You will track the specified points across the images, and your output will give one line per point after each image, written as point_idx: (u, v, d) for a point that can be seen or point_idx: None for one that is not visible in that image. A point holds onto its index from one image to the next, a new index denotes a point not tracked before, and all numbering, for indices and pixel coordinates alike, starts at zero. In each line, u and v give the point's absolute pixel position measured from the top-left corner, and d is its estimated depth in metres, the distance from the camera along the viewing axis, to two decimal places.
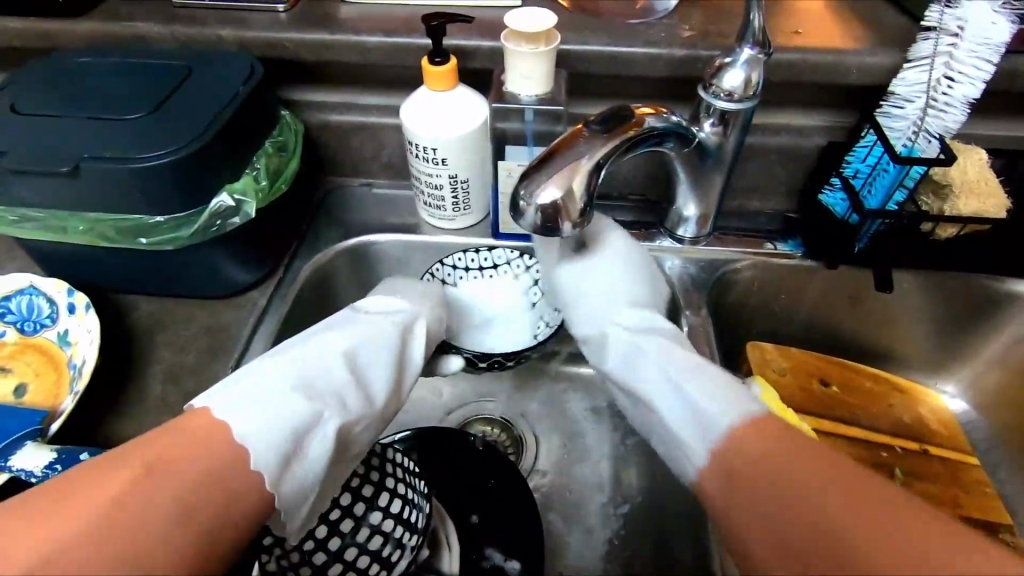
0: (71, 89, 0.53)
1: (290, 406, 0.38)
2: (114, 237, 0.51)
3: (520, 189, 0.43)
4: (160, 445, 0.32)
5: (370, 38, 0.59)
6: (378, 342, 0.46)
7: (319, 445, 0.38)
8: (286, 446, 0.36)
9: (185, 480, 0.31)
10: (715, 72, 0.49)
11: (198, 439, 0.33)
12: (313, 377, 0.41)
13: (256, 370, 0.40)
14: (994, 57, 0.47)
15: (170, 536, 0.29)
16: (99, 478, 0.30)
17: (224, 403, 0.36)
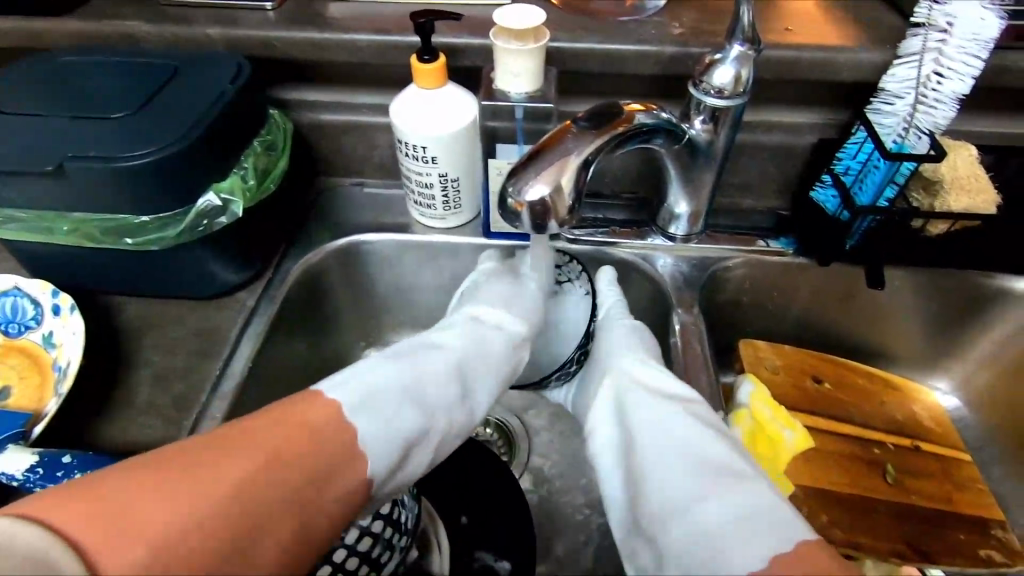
0: (56, 88, 0.53)
1: (415, 409, 0.40)
2: (100, 237, 0.51)
3: (507, 186, 0.42)
4: (271, 432, 0.33)
5: (360, 36, 0.58)
6: (496, 350, 0.49)
7: (422, 454, 0.40)
8: (395, 454, 0.38)
9: (280, 480, 0.31)
10: (705, 69, 0.49)
11: (307, 429, 0.35)
12: (429, 381, 0.43)
13: (384, 368, 0.42)
14: (983, 53, 0.47)
15: (254, 517, 0.30)
16: (228, 457, 0.31)
17: (342, 391, 0.38)
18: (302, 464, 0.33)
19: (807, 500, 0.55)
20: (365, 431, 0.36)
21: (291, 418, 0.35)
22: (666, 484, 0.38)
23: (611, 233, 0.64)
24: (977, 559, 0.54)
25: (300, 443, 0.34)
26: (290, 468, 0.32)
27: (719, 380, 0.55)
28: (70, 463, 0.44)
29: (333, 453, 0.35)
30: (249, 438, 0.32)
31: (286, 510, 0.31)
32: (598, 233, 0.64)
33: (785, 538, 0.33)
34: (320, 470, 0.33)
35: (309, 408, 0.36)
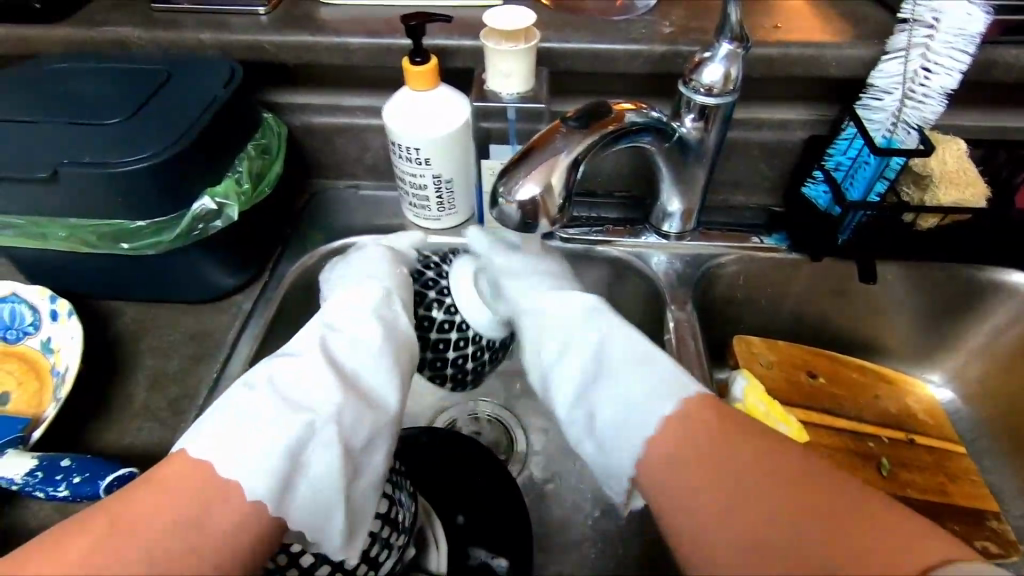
0: (50, 95, 0.53)
1: (277, 425, 0.37)
2: (96, 242, 0.51)
3: (499, 186, 0.43)
4: (127, 500, 0.33)
5: (352, 40, 0.59)
6: (359, 344, 0.45)
7: (321, 448, 0.38)
8: (282, 468, 0.35)
9: (145, 541, 0.31)
10: (695, 68, 0.50)
11: (163, 484, 0.33)
12: (296, 398, 0.40)
13: (209, 423, 0.37)
14: (969, 47, 0.47)
15: None
16: (74, 537, 0.31)
17: (202, 442, 0.35)
18: (148, 532, 0.31)
19: None
20: (225, 465, 0.34)
21: (144, 483, 0.33)
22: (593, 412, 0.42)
23: (606, 231, 0.64)
24: None
25: (160, 499, 0.32)
26: (132, 536, 0.31)
27: (713, 376, 0.56)
28: (68, 466, 0.45)
29: (200, 503, 0.33)
30: (110, 510, 0.32)
31: (148, 573, 0.30)
32: (594, 231, 0.64)
33: (670, 404, 0.38)
34: (174, 530, 0.31)
35: (163, 471, 0.34)
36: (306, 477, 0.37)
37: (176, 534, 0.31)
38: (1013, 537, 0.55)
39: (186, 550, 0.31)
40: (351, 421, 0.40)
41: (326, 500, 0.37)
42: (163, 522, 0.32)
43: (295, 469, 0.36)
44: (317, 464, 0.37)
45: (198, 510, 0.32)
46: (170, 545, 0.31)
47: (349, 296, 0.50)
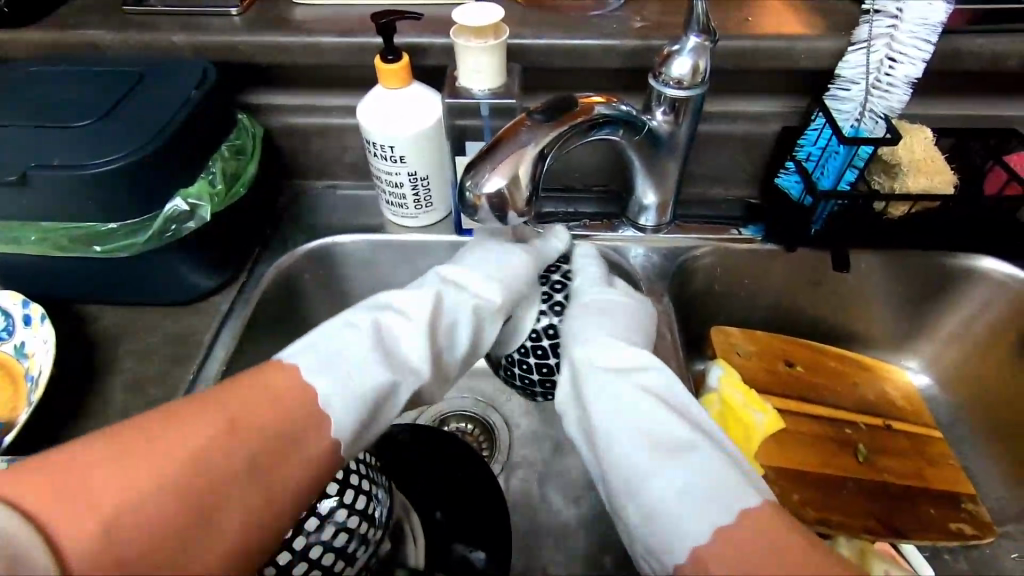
0: (20, 98, 0.53)
1: (378, 342, 0.45)
2: (68, 245, 0.51)
3: (466, 181, 0.43)
4: (239, 404, 0.36)
5: (325, 39, 0.59)
6: (460, 301, 0.51)
7: (401, 391, 0.44)
8: (363, 408, 0.40)
9: (254, 450, 0.34)
10: (664, 61, 0.50)
11: (276, 400, 0.37)
12: (391, 352, 0.46)
13: (332, 338, 0.43)
14: (932, 37, 0.48)
15: (222, 485, 0.32)
16: (190, 425, 0.34)
17: (309, 366, 0.41)
18: (254, 442, 0.35)
19: (779, 480, 0.56)
20: (324, 391, 0.39)
21: (254, 383, 0.38)
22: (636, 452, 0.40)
23: (583, 226, 0.65)
24: (946, 532, 0.55)
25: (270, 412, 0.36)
26: (246, 443, 0.34)
27: (689, 366, 0.56)
28: None
29: (295, 416, 0.37)
30: (223, 405, 0.36)
31: (253, 478, 0.34)
32: (572, 226, 0.65)
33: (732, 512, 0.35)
34: (274, 445, 0.35)
35: (274, 381, 0.39)
36: (378, 424, 0.42)
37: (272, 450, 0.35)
38: (987, 518, 0.56)
39: (275, 469, 0.35)
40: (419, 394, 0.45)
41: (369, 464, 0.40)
42: (263, 436, 0.35)
43: (370, 418, 0.41)
44: (383, 419, 0.42)
45: (295, 433, 0.36)
46: (266, 460, 0.35)
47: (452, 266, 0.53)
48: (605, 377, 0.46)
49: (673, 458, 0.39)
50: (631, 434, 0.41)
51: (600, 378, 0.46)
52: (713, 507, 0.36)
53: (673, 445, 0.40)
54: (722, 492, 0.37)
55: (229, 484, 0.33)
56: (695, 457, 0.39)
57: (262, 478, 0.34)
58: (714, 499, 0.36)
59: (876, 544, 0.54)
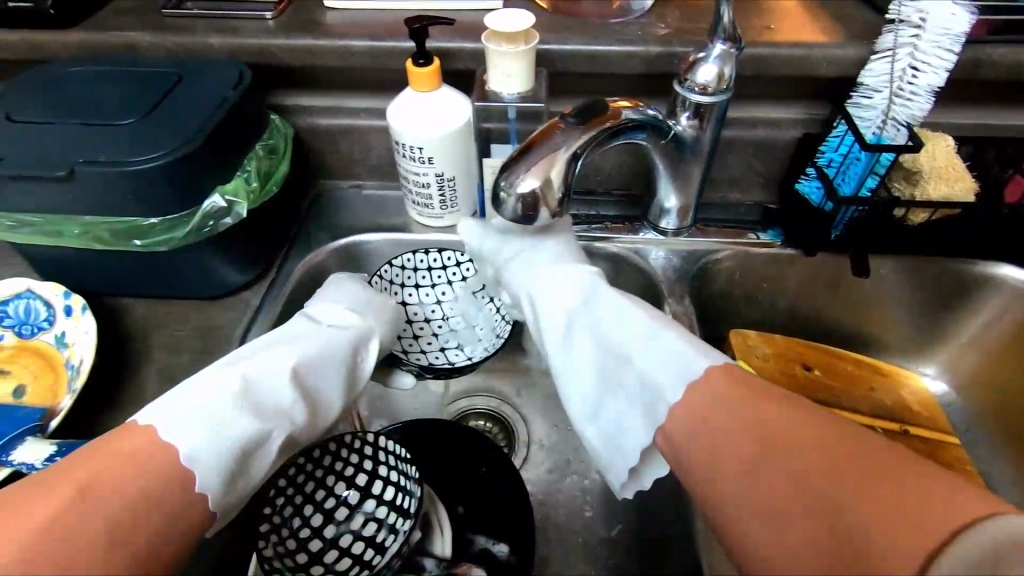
0: (64, 97, 0.55)
1: (242, 388, 0.42)
2: (110, 239, 0.53)
3: (500, 181, 0.44)
4: (97, 462, 0.34)
5: (356, 43, 0.61)
6: (336, 341, 0.49)
7: (279, 415, 0.42)
8: (227, 445, 0.39)
9: (119, 500, 0.32)
10: (690, 67, 0.51)
11: (132, 456, 0.35)
12: (260, 396, 0.43)
13: (183, 401, 0.40)
14: (955, 47, 0.49)
15: (71, 552, 0.30)
16: (38, 500, 0.32)
17: (168, 417, 0.38)
18: (113, 492, 0.32)
19: None
20: (187, 444, 0.37)
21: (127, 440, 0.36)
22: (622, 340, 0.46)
23: (605, 228, 0.66)
24: None
25: (128, 466, 0.34)
26: (98, 502, 0.32)
27: None
28: None
29: (167, 470, 0.35)
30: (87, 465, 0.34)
31: (110, 533, 0.31)
32: (594, 228, 0.66)
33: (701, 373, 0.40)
34: (147, 487, 0.34)
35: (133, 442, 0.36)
36: (249, 476, 0.40)
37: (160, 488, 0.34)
38: (1005, 525, 0.56)
39: (135, 521, 0.32)
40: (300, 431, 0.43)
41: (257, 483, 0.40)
42: (140, 484, 0.34)
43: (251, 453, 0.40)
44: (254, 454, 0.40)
45: (156, 485, 0.34)
46: (142, 499, 0.33)
47: (313, 315, 0.52)
48: (561, 294, 0.51)
49: (643, 361, 0.44)
50: (623, 342, 0.46)
51: (554, 308, 0.50)
52: (673, 383, 0.41)
53: (634, 342, 0.45)
54: (680, 362, 0.42)
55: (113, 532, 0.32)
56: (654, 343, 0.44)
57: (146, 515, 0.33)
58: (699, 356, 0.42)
59: None
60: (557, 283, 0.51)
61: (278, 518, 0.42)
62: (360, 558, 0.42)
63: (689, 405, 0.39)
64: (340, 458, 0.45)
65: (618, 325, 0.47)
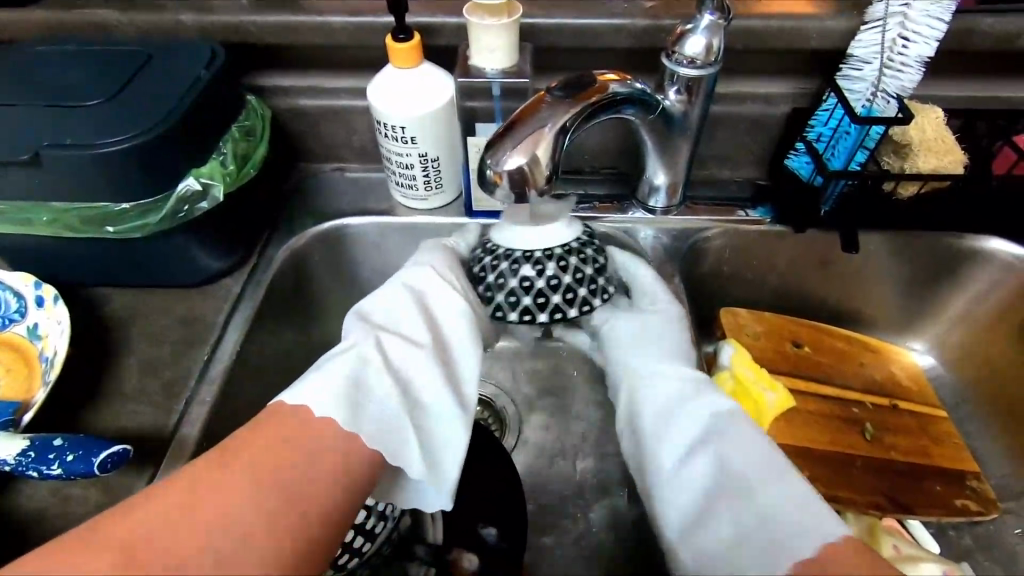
0: (27, 79, 0.52)
1: (354, 378, 0.43)
2: (80, 227, 0.51)
3: (486, 159, 0.43)
4: (241, 446, 0.38)
5: (335, 19, 0.58)
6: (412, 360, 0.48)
7: (381, 386, 0.44)
8: (352, 400, 0.42)
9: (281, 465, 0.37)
10: (677, 39, 0.50)
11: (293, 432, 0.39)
12: (370, 384, 0.44)
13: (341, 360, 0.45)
14: (945, 15, 0.49)
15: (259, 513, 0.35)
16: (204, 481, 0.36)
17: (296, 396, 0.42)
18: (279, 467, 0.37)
19: (787, 457, 0.57)
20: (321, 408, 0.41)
21: (270, 430, 0.39)
22: (737, 461, 0.44)
23: (594, 207, 0.65)
24: (952, 508, 0.56)
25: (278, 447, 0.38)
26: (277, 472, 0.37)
27: (700, 347, 0.57)
28: (62, 445, 0.44)
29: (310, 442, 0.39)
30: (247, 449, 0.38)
31: (281, 494, 0.36)
32: (582, 208, 0.65)
33: (831, 533, 0.39)
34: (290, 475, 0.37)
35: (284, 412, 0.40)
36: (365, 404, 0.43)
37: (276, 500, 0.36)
38: (992, 494, 0.57)
39: (298, 483, 0.37)
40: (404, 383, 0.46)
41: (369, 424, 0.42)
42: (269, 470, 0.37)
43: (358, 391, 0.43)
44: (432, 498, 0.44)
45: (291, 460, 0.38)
46: (289, 471, 0.37)
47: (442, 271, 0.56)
48: (696, 397, 0.48)
49: (754, 493, 0.42)
50: (742, 464, 0.44)
51: (683, 431, 0.47)
52: (786, 527, 0.40)
53: (759, 470, 0.43)
54: (805, 523, 0.40)
55: (301, 498, 0.36)
56: (796, 486, 0.42)
57: (306, 476, 0.37)
58: (823, 519, 0.40)
59: (883, 519, 0.55)
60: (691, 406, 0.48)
61: None
62: (349, 545, 0.42)
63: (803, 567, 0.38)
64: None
65: (738, 450, 0.44)
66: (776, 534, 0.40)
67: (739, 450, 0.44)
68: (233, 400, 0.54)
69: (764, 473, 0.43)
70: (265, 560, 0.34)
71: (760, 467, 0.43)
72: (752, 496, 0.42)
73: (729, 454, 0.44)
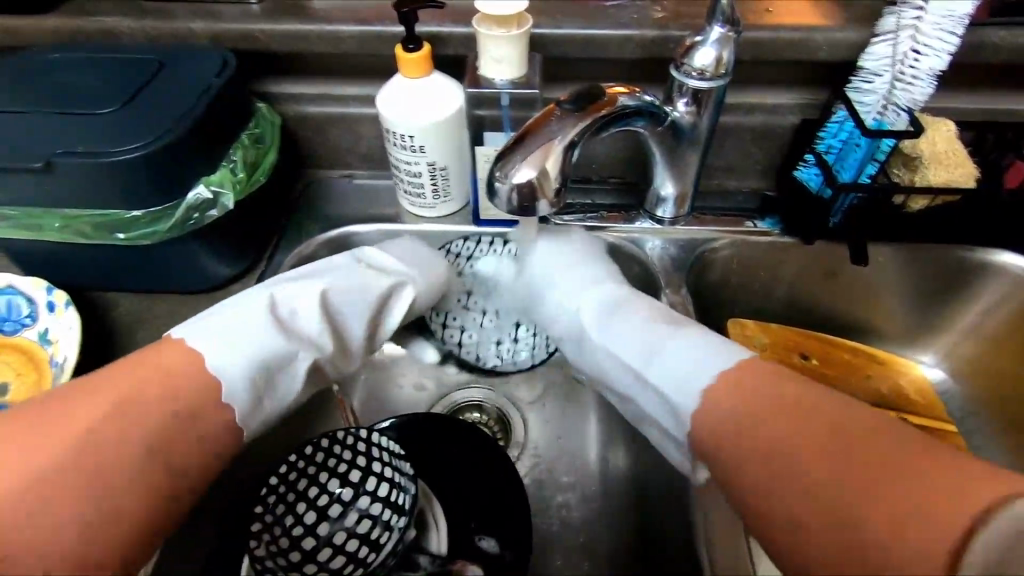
0: (40, 86, 0.53)
1: (268, 358, 0.46)
2: (92, 233, 0.51)
3: (495, 171, 0.43)
4: (141, 378, 0.39)
5: (344, 28, 0.59)
6: (353, 315, 0.53)
7: (292, 375, 0.48)
8: (253, 376, 0.44)
9: (167, 410, 0.39)
10: (686, 52, 0.50)
11: (172, 371, 0.41)
12: (291, 364, 0.48)
13: (251, 308, 0.48)
14: (958, 28, 0.48)
15: (115, 458, 0.36)
16: (81, 406, 0.37)
17: (194, 332, 0.45)
18: (157, 403, 0.39)
19: None
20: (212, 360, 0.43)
21: (146, 368, 0.40)
22: (622, 341, 0.51)
23: (601, 217, 0.65)
24: None
25: (167, 383, 0.40)
26: (138, 415, 0.38)
27: None
28: None
29: (188, 389, 0.40)
30: (121, 384, 0.39)
31: (143, 440, 0.37)
32: (588, 218, 0.65)
33: (722, 368, 0.42)
34: (178, 416, 0.39)
35: (169, 359, 0.42)
36: (276, 387, 0.47)
37: (153, 435, 0.38)
38: None
39: (173, 434, 0.38)
40: (307, 362, 0.48)
41: (288, 391, 0.47)
42: (147, 407, 0.38)
43: (268, 380, 0.46)
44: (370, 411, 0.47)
45: (184, 405, 0.40)
46: (175, 421, 0.39)
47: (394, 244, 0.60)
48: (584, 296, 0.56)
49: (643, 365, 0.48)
50: (626, 340, 0.51)
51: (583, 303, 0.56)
52: (695, 374, 0.43)
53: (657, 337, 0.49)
54: (698, 373, 0.43)
55: (178, 439, 0.38)
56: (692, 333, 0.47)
57: (181, 427, 0.39)
58: (701, 373, 0.43)
59: None
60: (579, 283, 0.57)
61: (270, 517, 0.42)
62: (354, 556, 0.41)
63: (712, 407, 0.40)
64: (333, 454, 0.44)
65: (626, 326, 0.52)
66: (676, 392, 0.44)
67: (625, 317, 0.53)
68: None
69: (662, 351, 0.47)
70: (119, 499, 0.35)
71: (646, 338, 0.49)
72: (644, 360, 0.48)
73: (624, 328, 0.52)
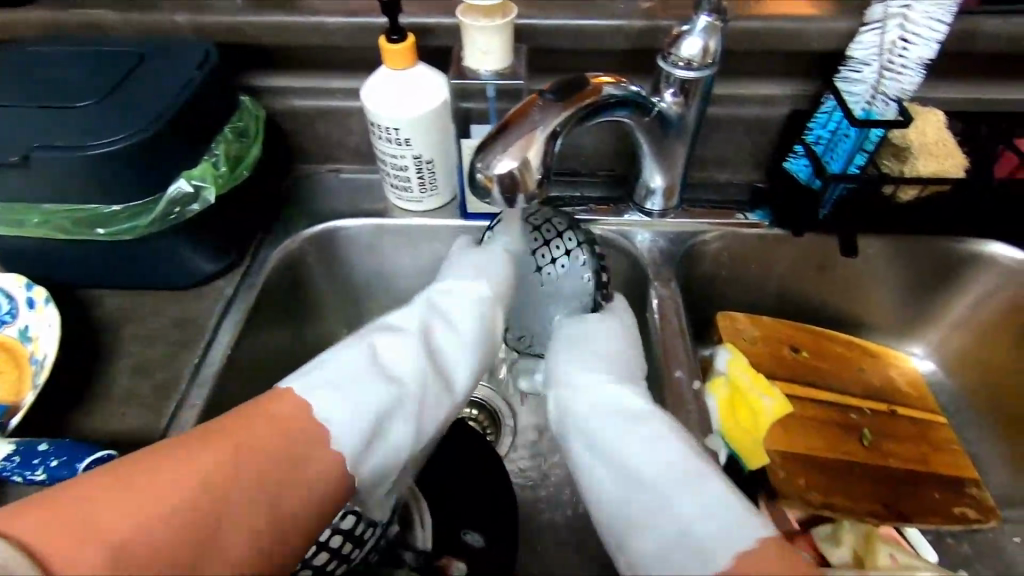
0: (20, 79, 0.52)
1: (374, 411, 0.38)
2: (72, 228, 0.50)
3: (477, 162, 0.43)
4: (250, 429, 0.34)
5: (329, 19, 0.58)
6: (458, 344, 0.45)
7: (395, 437, 0.39)
8: (363, 434, 0.37)
9: (256, 479, 0.33)
10: (673, 42, 0.49)
11: (279, 425, 0.35)
12: (385, 427, 0.39)
13: (374, 342, 0.43)
14: (946, 17, 0.47)
15: (268, 501, 0.33)
16: (201, 451, 0.33)
17: (309, 385, 0.38)
18: (266, 457, 0.33)
19: (784, 464, 0.56)
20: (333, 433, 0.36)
21: (257, 420, 0.35)
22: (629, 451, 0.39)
23: (590, 210, 0.64)
24: (950, 516, 0.55)
25: (270, 435, 0.34)
26: (263, 464, 0.33)
27: (695, 351, 0.56)
28: (46, 450, 0.44)
29: (301, 431, 0.35)
30: (228, 435, 0.34)
31: (263, 499, 0.33)
32: (578, 211, 0.64)
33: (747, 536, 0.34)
34: (275, 477, 0.33)
35: (279, 408, 0.36)
36: (385, 441, 0.39)
37: (261, 491, 0.33)
38: (992, 503, 0.56)
39: (288, 483, 0.34)
40: (431, 401, 0.42)
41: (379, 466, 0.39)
42: (248, 471, 0.33)
43: (376, 436, 0.38)
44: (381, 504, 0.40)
45: (294, 455, 0.34)
46: (276, 482, 0.33)
47: (455, 258, 0.53)
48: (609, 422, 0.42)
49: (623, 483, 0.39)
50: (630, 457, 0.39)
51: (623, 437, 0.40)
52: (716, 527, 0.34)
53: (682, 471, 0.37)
54: (700, 538, 0.34)
55: (283, 497, 0.33)
56: (704, 487, 0.36)
57: (306, 473, 0.35)
58: (725, 520, 0.34)
59: (881, 528, 0.54)
60: (591, 386, 0.45)
61: None
62: (337, 552, 0.41)
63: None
64: None
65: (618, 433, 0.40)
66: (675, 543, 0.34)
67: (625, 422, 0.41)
68: (223, 405, 0.53)
69: (642, 451, 0.39)
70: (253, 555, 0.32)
71: (626, 437, 0.40)
72: (632, 502, 0.37)
73: (618, 434, 0.40)
